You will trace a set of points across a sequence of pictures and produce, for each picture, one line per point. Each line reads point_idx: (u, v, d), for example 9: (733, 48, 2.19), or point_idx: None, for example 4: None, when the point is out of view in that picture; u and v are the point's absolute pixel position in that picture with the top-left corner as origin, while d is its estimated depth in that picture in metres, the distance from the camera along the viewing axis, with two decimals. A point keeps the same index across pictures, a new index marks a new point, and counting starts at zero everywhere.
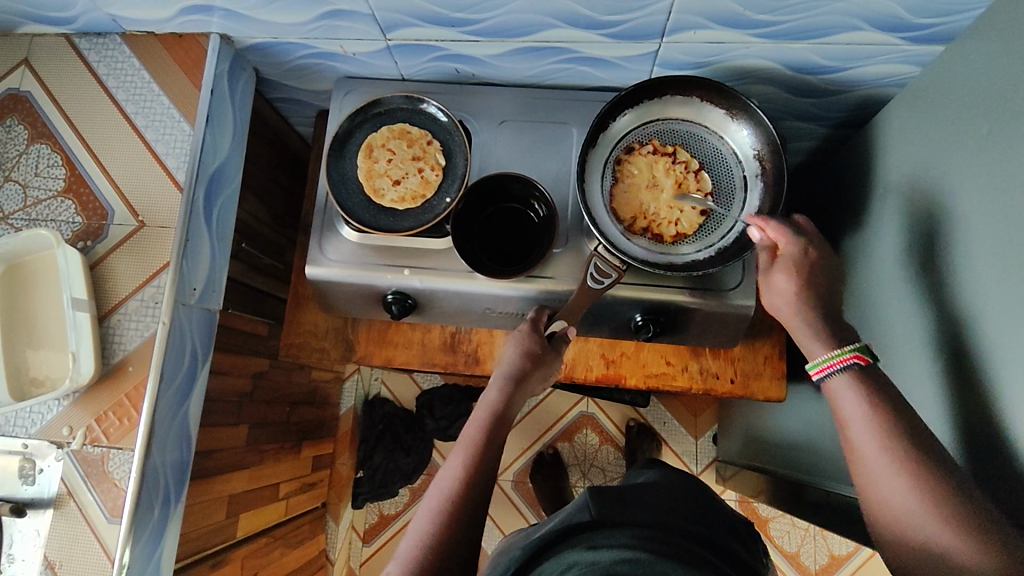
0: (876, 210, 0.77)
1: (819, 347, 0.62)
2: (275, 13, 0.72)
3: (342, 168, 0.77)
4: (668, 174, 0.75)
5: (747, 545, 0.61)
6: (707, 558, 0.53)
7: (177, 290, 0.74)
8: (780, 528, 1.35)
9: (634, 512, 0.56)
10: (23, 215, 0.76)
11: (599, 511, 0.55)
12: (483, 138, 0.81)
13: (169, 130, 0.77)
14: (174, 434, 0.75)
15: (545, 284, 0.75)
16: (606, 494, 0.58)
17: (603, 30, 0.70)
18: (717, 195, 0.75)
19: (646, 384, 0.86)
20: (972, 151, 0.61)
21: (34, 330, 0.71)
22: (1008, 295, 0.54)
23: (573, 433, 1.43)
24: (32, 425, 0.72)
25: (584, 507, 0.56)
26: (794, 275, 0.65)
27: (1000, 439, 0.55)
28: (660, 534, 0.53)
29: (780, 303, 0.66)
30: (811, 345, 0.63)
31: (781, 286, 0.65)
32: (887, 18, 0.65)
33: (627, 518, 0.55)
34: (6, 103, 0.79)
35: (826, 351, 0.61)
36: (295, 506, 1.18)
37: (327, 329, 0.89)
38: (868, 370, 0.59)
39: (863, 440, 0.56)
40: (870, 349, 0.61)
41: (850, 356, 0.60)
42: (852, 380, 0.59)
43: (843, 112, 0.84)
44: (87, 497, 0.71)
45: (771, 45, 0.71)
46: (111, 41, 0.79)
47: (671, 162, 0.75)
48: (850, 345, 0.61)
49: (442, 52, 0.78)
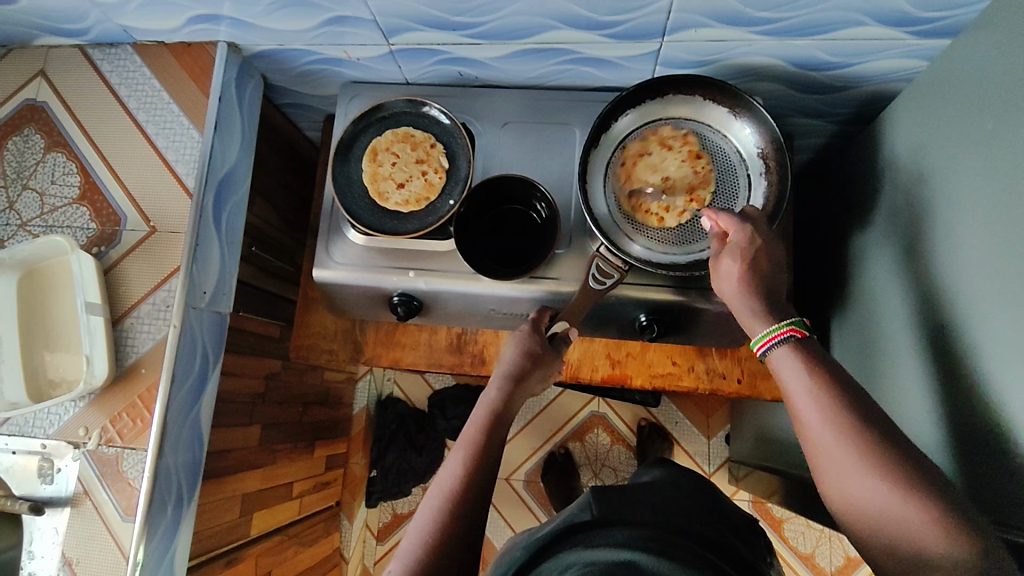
0: (883, 208, 0.76)
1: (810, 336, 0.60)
2: (280, 21, 0.73)
3: (347, 173, 0.78)
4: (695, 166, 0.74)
5: (749, 545, 0.61)
6: (696, 552, 0.52)
7: (186, 294, 0.76)
8: (795, 528, 1.33)
9: (636, 512, 0.56)
10: (40, 222, 0.79)
11: (601, 510, 0.55)
12: (487, 140, 0.82)
13: (179, 138, 0.79)
14: (187, 436, 0.77)
15: (549, 285, 0.75)
16: (608, 492, 0.58)
17: (604, 31, 0.70)
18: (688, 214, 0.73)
19: (652, 384, 0.86)
20: (978, 147, 0.59)
21: (51, 333, 0.74)
22: (1012, 295, 0.53)
23: (584, 433, 1.43)
24: (50, 426, 0.74)
25: (586, 507, 0.56)
26: (741, 260, 0.63)
27: (1000, 443, 0.54)
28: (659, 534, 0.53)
29: (727, 288, 0.64)
30: (751, 323, 0.62)
31: (729, 271, 0.64)
32: (892, 12, 0.64)
33: (628, 518, 0.55)
34: (23, 114, 0.81)
35: (765, 326, 0.60)
36: (308, 504, 1.20)
37: (335, 331, 0.90)
38: (806, 342, 0.58)
39: (812, 427, 0.53)
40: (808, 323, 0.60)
41: (786, 329, 0.59)
42: (792, 354, 0.57)
43: (851, 107, 0.83)
44: (102, 496, 0.73)
45: (773, 42, 0.70)
46: (123, 51, 0.81)
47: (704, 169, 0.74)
48: (786, 320, 0.60)
49: (445, 56, 0.78)
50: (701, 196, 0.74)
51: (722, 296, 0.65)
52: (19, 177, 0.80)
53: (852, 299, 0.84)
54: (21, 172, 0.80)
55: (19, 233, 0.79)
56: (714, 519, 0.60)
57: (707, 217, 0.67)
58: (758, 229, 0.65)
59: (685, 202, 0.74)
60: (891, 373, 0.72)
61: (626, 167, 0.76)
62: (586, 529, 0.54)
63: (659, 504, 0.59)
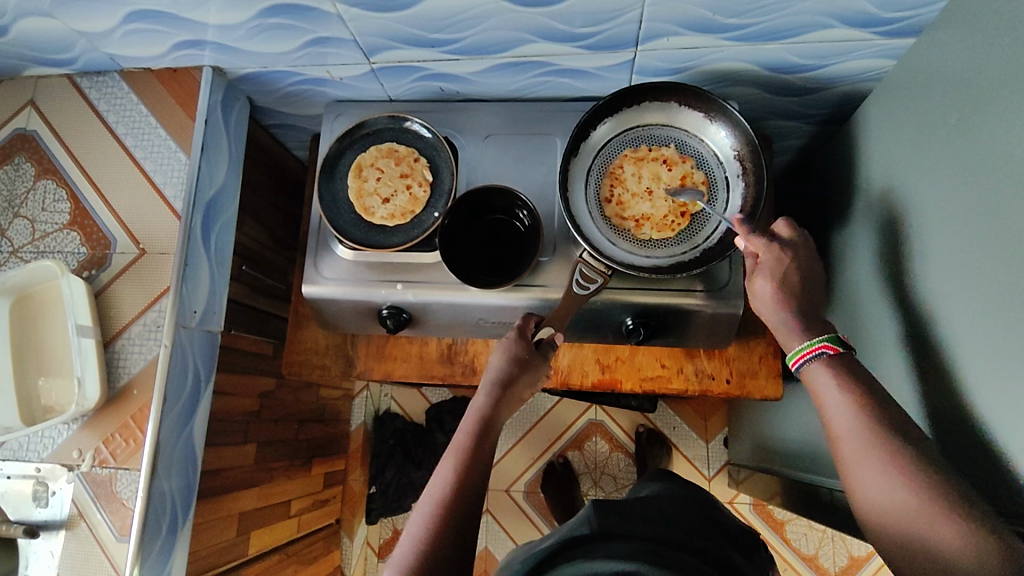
0: (861, 205, 0.77)
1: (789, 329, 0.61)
2: (263, 44, 0.75)
3: (333, 191, 0.80)
4: (667, 218, 0.75)
5: (747, 557, 0.61)
6: (694, 564, 0.53)
7: (177, 314, 0.77)
8: (797, 530, 1.33)
9: (635, 524, 0.56)
10: (32, 248, 0.80)
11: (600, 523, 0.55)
12: (470, 153, 0.83)
13: (167, 161, 0.80)
14: (180, 458, 0.77)
15: (536, 292, 0.76)
16: (608, 505, 0.58)
17: (579, 42, 0.72)
18: (629, 224, 0.76)
19: (642, 388, 0.86)
20: (942, 142, 0.61)
21: (44, 358, 0.75)
22: (983, 284, 0.54)
23: (583, 442, 1.43)
24: (44, 449, 0.75)
25: (585, 520, 0.56)
26: (774, 280, 0.64)
27: (977, 433, 0.54)
28: (657, 546, 0.54)
29: (761, 308, 0.65)
30: (788, 337, 0.62)
31: (763, 292, 0.65)
32: (857, 14, 0.65)
33: (626, 529, 0.55)
34: (14, 143, 0.83)
35: (800, 341, 0.61)
36: (307, 523, 1.20)
37: (327, 346, 0.91)
38: (840, 357, 0.58)
39: (849, 437, 0.54)
40: (843, 338, 0.60)
41: (819, 344, 0.59)
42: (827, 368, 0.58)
43: (826, 108, 0.84)
44: (96, 517, 0.73)
45: (744, 47, 0.72)
46: (111, 79, 0.83)
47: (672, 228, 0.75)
48: (820, 335, 0.60)
49: (425, 72, 0.80)
50: (644, 235, 0.75)
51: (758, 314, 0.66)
52: (10, 206, 0.81)
53: (836, 297, 0.84)
54: (12, 201, 0.81)
55: (11, 259, 0.80)
56: (707, 530, 0.59)
57: (740, 237, 0.68)
58: (791, 250, 0.66)
59: (667, 216, 0.75)
60: (875, 367, 0.72)
61: (644, 154, 0.77)
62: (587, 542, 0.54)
63: (666, 518, 0.59)
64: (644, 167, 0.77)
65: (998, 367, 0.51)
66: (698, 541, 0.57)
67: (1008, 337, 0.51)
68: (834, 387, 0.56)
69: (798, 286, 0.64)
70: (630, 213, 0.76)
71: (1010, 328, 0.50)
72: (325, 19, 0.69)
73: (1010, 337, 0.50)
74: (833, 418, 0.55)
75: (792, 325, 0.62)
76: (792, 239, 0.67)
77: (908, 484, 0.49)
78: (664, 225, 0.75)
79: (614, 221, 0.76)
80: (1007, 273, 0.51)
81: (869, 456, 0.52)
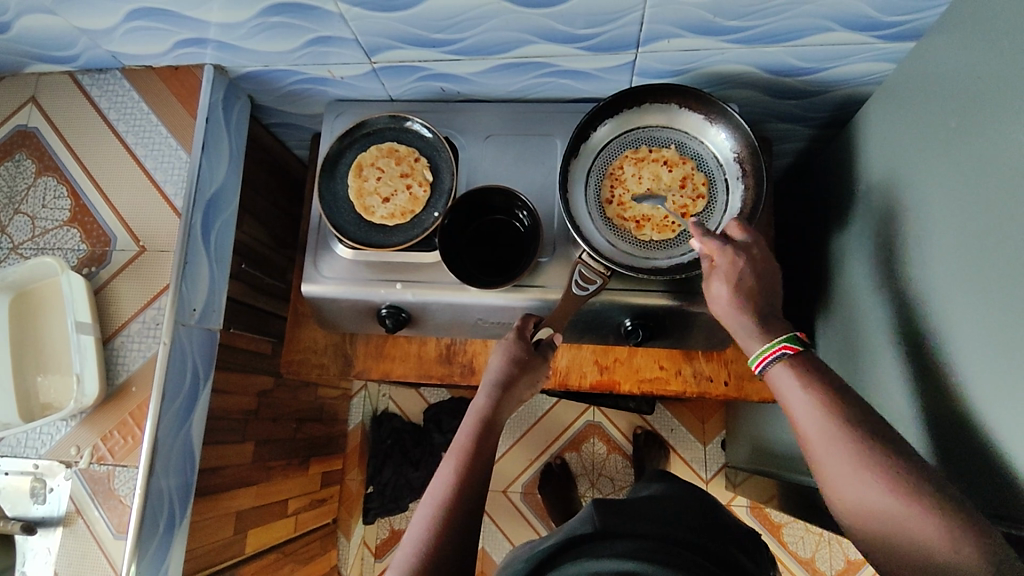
0: (860, 208, 0.77)
1: (778, 329, 0.61)
2: (264, 43, 0.75)
3: (333, 189, 0.80)
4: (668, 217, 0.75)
5: (753, 560, 0.61)
6: (699, 563, 0.53)
7: (176, 311, 0.77)
8: (794, 533, 1.33)
9: (636, 524, 0.56)
10: (32, 245, 0.80)
11: (603, 522, 0.56)
12: (470, 153, 0.83)
13: (167, 158, 0.81)
14: (178, 455, 0.77)
15: (535, 293, 0.76)
16: (609, 505, 0.58)
17: (580, 44, 0.72)
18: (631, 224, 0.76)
19: (640, 389, 0.86)
20: (941, 145, 0.61)
21: (42, 355, 0.75)
22: (981, 287, 0.54)
23: (580, 443, 1.43)
24: (42, 446, 0.75)
25: (587, 519, 0.56)
26: (730, 282, 0.64)
27: (973, 436, 0.55)
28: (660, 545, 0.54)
29: (720, 310, 0.65)
30: (748, 341, 0.62)
31: (719, 294, 0.65)
32: (858, 18, 0.66)
33: (628, 529, 0.56)
34: (15, 140, 0.83)
35: (760, 344, 0.61)
36: (304, 522, 1.20)
37: (326, 345, 0.91)
38: (799, 357, 0.58)
39: (816, 438, 0.54)
40: (802, 337, 0.60)
41: (778, 346, 0.59)
42: (788, 370, 0.58)
43: (826, 111, 0.85)
44: (94, 514, 0.73)
45: (745, 49, 0.72)
46: (112, 77, 0.83)
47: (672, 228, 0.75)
48: (779, 336, 0.60)
49: (427, 72, 0.80)
50: (646, 234, 0.75)
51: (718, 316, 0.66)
52: (10, 202, 0.81)
53: (834, 299, 0.85)
54: (12, 197, 0.81)
55: (10, 256, 0.80)
56: (710, 530, 0.60)
57: (695, 239, 0.67)
58: (744, 251, 0.65)
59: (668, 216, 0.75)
60: (873, 370, 0.73)
61: (644, 155, 0.77)
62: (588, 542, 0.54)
63: (669, 519, 0.59)
64: (644, 168, 0.77)
65: (996, 370, 0.52)
66: (700, 539, 0.57)
67: (1005, 340, 0.51)
68: (796, 387, 0.57)
69: (773, 287, 0.65)
70: (632, 213, 0.76)
71: (1008, 331, 0.50)
72: (327, 19, 0.69)
73: (1008, 340, 0.50)
74: (800, 419, 0.56)
75: (752, 329, 0.62)
76: (746, 240, 0.66)
77: (877, 479, 0.49)
78: (665, 224, 0.75)
79: (616, 221, 0.76)
80: (1006, 276, 0.52)
81: (834, 457, 0.52)
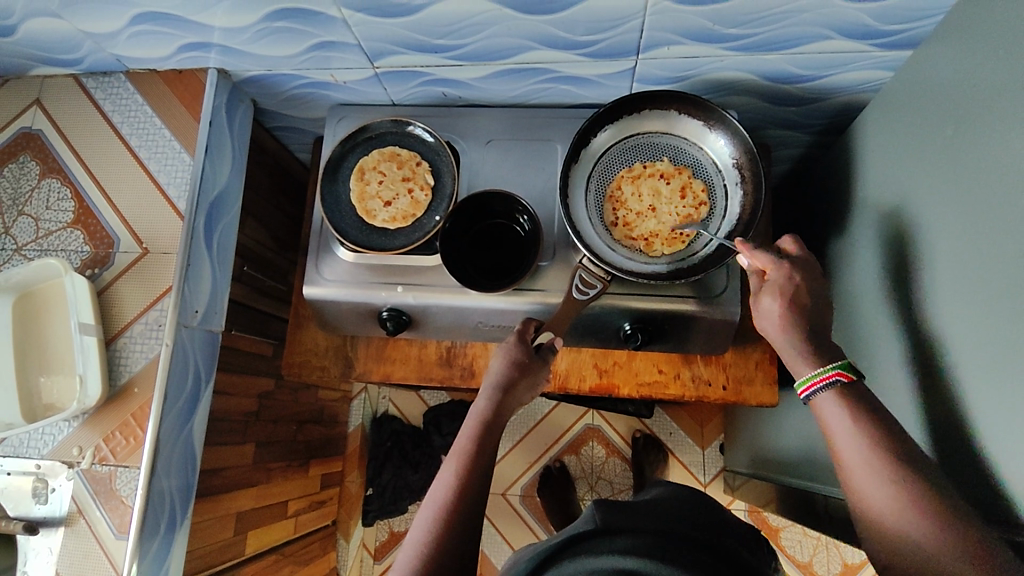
0: (858, 214, 0.77)
1: (794, 351, 0.62)
2: (268, 47, 0.75)
3: (335, 193, 0.81)
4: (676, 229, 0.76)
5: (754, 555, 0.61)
6: (702, 559, 0.53)
7: (179, 313, 0.77)
8: (792, 537, 1.34)
9: (637, 520, 0.57)
10: (35, 246, 0.81)
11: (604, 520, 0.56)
12: (471, 158, 0.84)
13: (171, 161, 0.81)
14: (179, 456, 0.78)
15: (535, 296, 0.77)
16: (612, 504, 0.59)
17: (581, 50, 0.73)
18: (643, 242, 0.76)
19: (639, 393, 0.87)
20: (938, 153, 0.62)
21: (45, 356, 0.75)
22: (976, 294, 0.55)
23: (579, 447, 1.43)
24: (44, 446, 0.75)
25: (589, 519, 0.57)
26: (782, 297, 0.63)
27: (970, 441, 0.55)
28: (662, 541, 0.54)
29: (768, 327, 0.64)
30: (796, 362, 0.62)
31: (769, 309, 0.64)
32: (855, 26, 0.66)
33: (630, 526, 0.56)
34: (19, 142, 0.84)
35: (810, 367, 0.60)
36: (303, 524, 1.20)
37: (327, 347, 0.92)
38: (852, 387, 0.58)
39: (856, 464, 0.54)
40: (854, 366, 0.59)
41: (832, 372, 0.59)
42: (837, 399, 0.58)
43: (824, 118, 0.85)
44: (95, 514, 0.73)
45: (744, 57, 0.73)
46: (116, 80, 0.84)
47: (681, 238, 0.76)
48: (834, 362, 0.59)
49: (428, 77, 0.81)
50: (659, 250, 0.76)
51: (765, 334, 0.65)
52: (14, 203, 0.82)
53: (832, 304, 0.85)
54: (16, 199, 0.82)
55: (14, 257, 0.81)
56: (711, 527, 0.60)
57: (744, 255, 0.68)
58: (800, 267, 0.65)
59: (674, 226, 0.76)
60: (870, 375, 0.73)
61: (639, 172, 0.78)
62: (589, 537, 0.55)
63: (668, 516, 0.60)
64: (644, 176, 0.78)
65: (992, 375, 0.52)
66: (704, 536, 0.57)
67: (1000, 346, 0.51)
68: (841, 407, 0.57)
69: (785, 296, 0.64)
70: (642, 232, 0.76)
71: (1003, 337, 0.51)
72: (331, 24, 0.70)
73: (1004, 345, 0.51)
74: (838, 438, 0.56)
75: (801, 351, 0.62)
76: (800, 257, 0.67)
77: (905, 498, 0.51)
78: (674, 236, 0.76)
79: (626, 240, 0.76)
80: (1002, 283, 0.52)
81: (877, 483, 0.52)
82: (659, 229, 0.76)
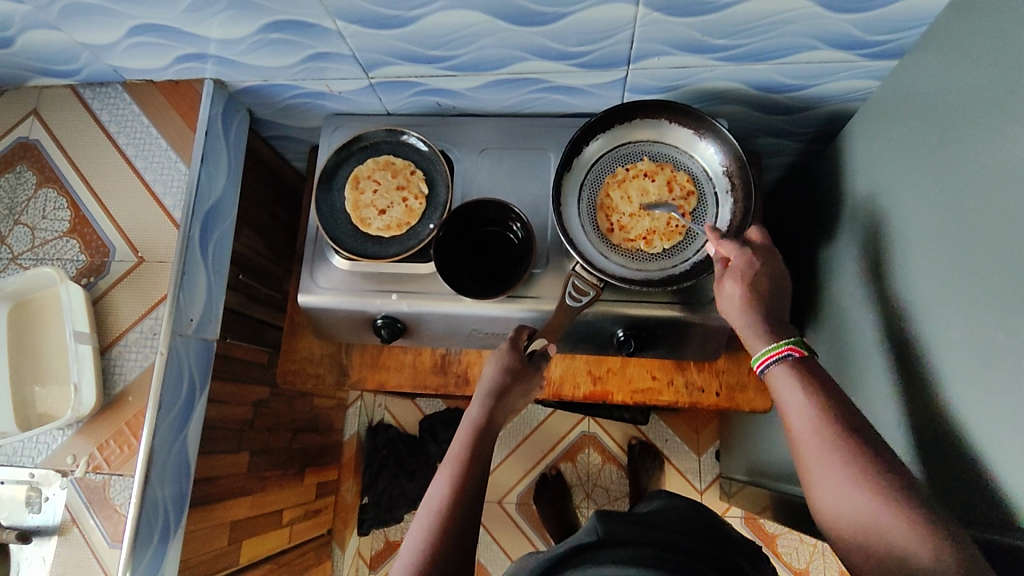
0: (847, 221, 0.78)
1: (759, 340, 0.62)
2: (263, 58, 0.76)
3: (330, 202, 0.81)
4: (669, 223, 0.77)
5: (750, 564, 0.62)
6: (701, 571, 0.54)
7: (174, 321, 0.78)
8: (788, 544, 1.34)
9: (640, 532, 0.57)
10: (31, 255, 0.81)
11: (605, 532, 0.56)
12: (465, 167, 0.85)
13: (166, 171, 0.82)
14: (173, 465, 0.78)
15: (529, 304, 0.77)
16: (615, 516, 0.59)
17: (573, 61, 0.74)
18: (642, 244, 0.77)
19: (633, 400, 0.87)
20: (923, 161, 0.63)
21: (40, 365, 0.75)
22: (962, 300, 0.55)
23: (575, 454, 1.43)
24: (38, 455, 0.75)
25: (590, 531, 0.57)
26: (742, 280, 0.65)
27: (957, 447, 0.55)
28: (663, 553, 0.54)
29: (731, 309, 0.65)
30: (754, 340, 0.63)
31: (730, 292, 0.65)
32: (842, 37, 0.68)
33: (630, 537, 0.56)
34: (16, 151, 0.84)
35: (765, 343, 0.61)
36: (298, 533, 1.20)
37: (322, 355, 0.92)
38: (805, 361, 0.59)
39: (812, 449, 0.54)
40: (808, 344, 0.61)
41: (784, 347, 0.60)
42: (789, 377, 0.58)
43: (814, 126, 0.86)
44: (89, 523, 0.73)
45: (733, 67, 0.74)
46: (113, 90, 0.85)
47: (676, 231, 0.76)
48: (786, 338, 0.61)
49: (423, 88, 0.82)
50: (659, 247, 0.76)
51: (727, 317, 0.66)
52: (10, 213, 0.82)
53: (823, 311, 0.86)
54: (12, 208, 0.82)
55: (10, 266, 0.81)
56: (705, 537, 0.60)
57: (710, 243, 0.69)
58: (759, 254, 0.67)
59: (668, 221, 0.77)
60: (861, 380, 0.74)
61: (624, 176, 0.79)
62: (588, 549, 0.55)
63: (667, 526, 0.60)
64: (634, 179, 0.78)
65: (978, 380, 0.53)
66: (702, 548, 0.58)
67: (986, 351, 0.52)
68: (801, 398, 0.57)
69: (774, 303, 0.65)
70: (638, 234, 0.77)
71: (988, 342, 0.52)
72: (325, 35, 0.71)
73: (989, 349, 0.52)
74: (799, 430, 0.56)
75: (756, 326, 0.63)
76: (761, 245, 0.68)
77: (869, 491, 0.50)
78: (670, 231, 0.76)
79: (623, 243, 0.77)
80: (987, 288, 0.53)
81: (832, 470, 0.53)
82: (653, 227, 0.77)
